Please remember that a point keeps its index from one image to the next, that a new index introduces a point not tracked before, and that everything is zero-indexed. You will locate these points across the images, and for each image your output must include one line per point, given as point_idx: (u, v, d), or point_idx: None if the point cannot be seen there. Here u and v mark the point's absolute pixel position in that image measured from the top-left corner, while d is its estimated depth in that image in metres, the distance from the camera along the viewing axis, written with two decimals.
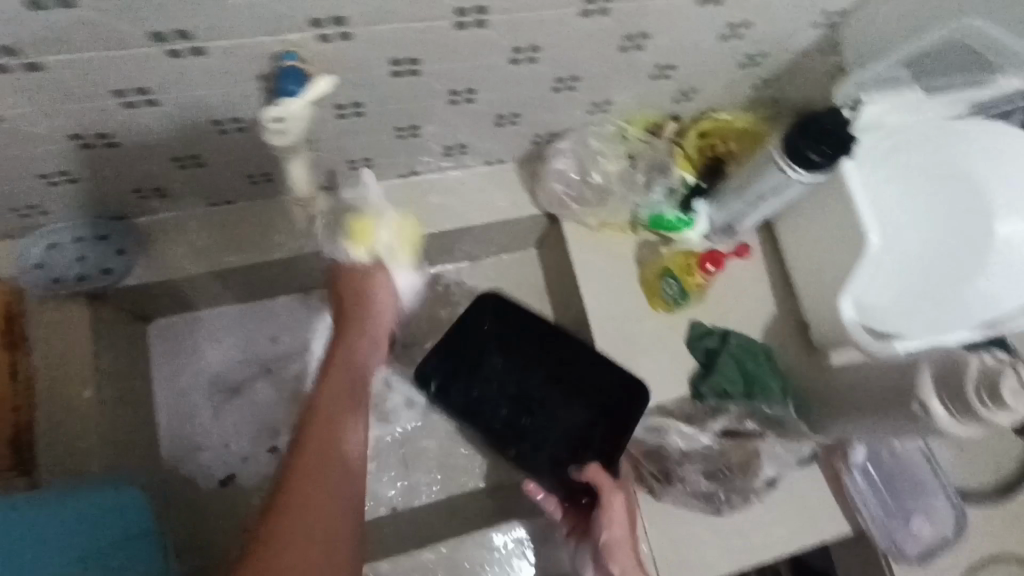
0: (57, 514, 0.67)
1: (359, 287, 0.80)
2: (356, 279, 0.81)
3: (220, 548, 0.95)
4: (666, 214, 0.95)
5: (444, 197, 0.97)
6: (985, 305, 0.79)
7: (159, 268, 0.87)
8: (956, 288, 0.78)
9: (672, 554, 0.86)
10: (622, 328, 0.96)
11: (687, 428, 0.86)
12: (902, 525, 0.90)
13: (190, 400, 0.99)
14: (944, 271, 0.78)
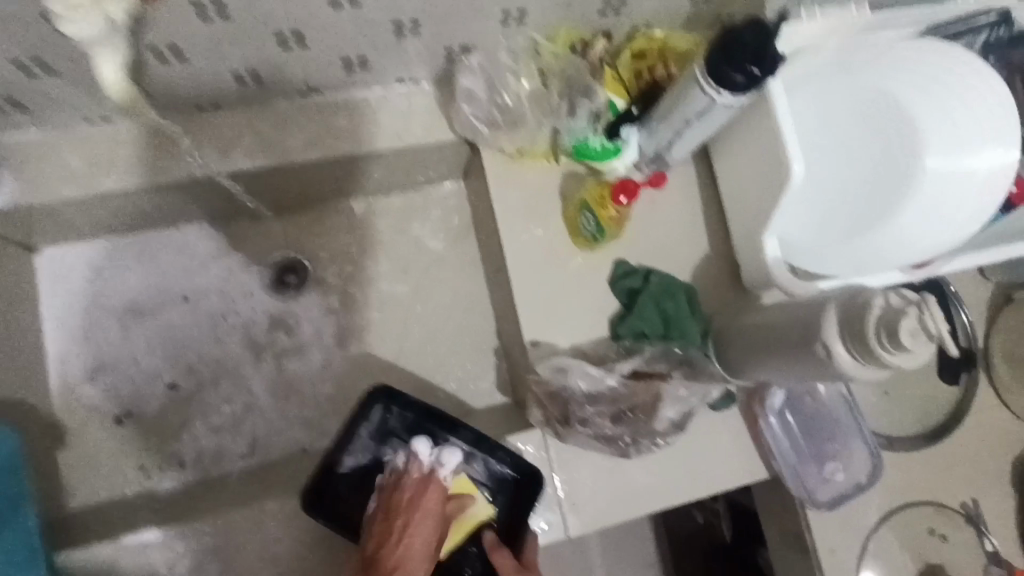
0: None
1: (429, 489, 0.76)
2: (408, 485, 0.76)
3: (113, 488, 0.89)
4: (590, 142, 0.87)
5: (349, 119, 0.89)
6: (901, 246, 0.75)
7: (28, 187, 0.80)
8: (874, 223, 0.74)
9: (583, 496, 0.85)
10: (541, 267, 0.91)
11: (593, 370, 0.81)
12: (816, 471, 0.89)
13: (84, 334, 0.94)
14: (862, 207, 0.74)
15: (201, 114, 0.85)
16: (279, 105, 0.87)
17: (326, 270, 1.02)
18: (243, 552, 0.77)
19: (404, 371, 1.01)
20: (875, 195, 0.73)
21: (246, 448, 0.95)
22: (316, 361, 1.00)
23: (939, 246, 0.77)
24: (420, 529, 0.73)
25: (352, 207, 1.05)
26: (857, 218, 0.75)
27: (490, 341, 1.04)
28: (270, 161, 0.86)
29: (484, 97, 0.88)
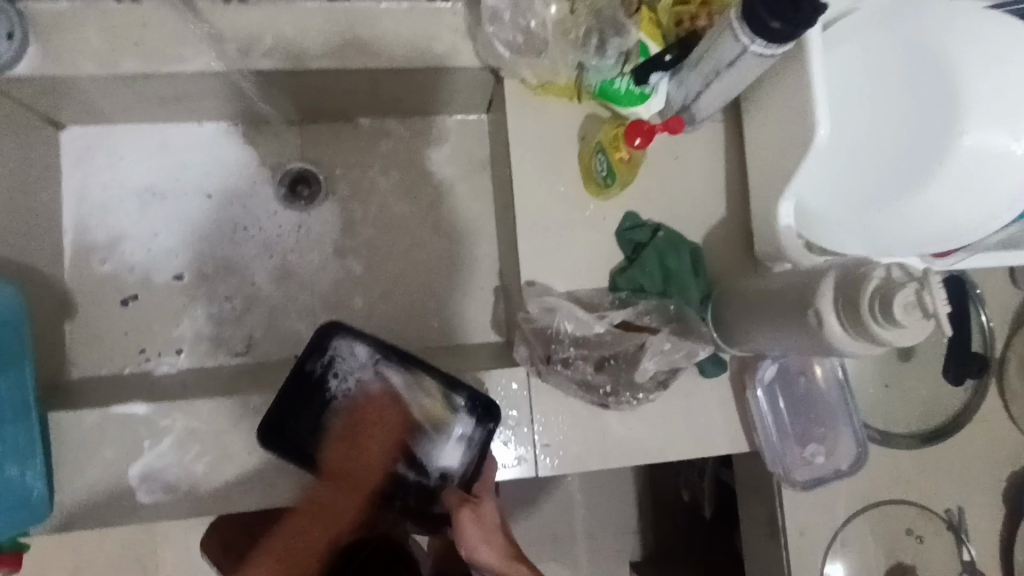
0: None
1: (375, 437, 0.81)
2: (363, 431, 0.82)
3: (114, 364, 0.94)
4: (615, 83, 0.84)
5: (374, 31, 0.87)
6: (920, 225, 0.73)
7: (54, 58, 0.81)
8: (895, 199, 0.71)
9: (557, 437, 0.86)
10: (550, 206, 0.89)
11: (581, 315, 0.79)
12: (797, 450, 0.87)
13: (98, 214, 0.96)
14: (887, 180, 0.71)
15: (228, 7, 0.84)
16: (305, 7, 0.86)
17: (339, 185, 1.03)
18: (223, 438, 0.80)
19: (401, 294, 1.02)
20: (903, 168, 0.70)
21: (242, 346, 0.97)
22: (318, 272, 1.01)
23: (961, 228, 0.74)
24: (378, 441, 0.81)
25: (372, 126, 1.05)
26: (881, 191, 0.72)
27: (491, 277, 1.04)
28: (291, 63, 0.85)
29: (508, 18, 0.86)
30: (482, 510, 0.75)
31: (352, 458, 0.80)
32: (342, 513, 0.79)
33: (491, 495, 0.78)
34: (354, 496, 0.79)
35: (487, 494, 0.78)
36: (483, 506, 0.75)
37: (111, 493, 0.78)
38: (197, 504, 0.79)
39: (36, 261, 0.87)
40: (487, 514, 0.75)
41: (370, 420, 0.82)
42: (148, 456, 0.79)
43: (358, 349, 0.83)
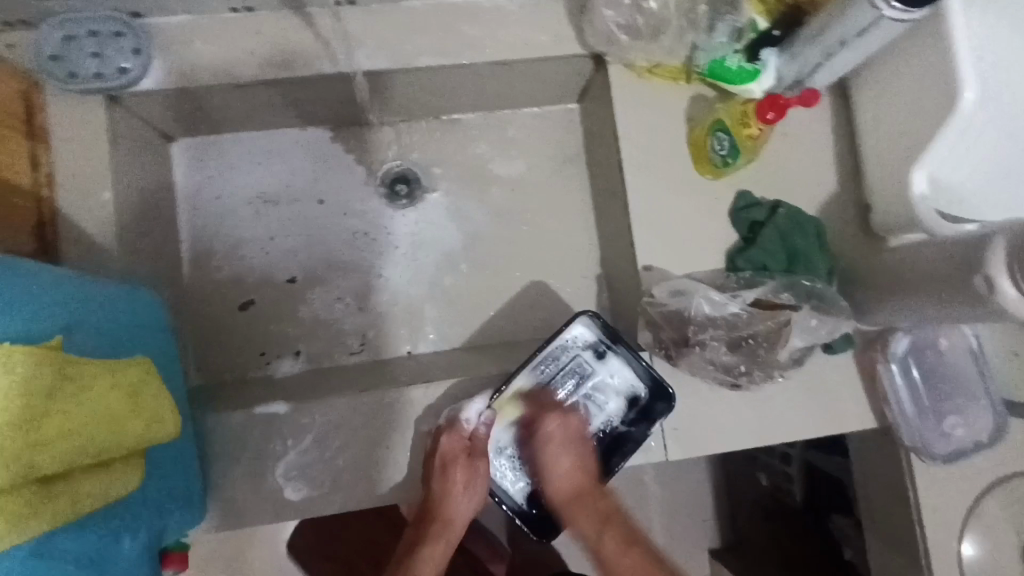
0: (90, 295, 0.66)
1: (458, 453, 0.79)
2: (450, 471, 0.79)
3: (237, 367, 0.96)
4: (729, 63, 0.83)
5: (476, 24, 0.87)
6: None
7: (176, 74, 0.83)
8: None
9: (685, 424, 0.85)
10: (662, 189, 0.88)
11: (717, 296, 0.80)
12: (934, 424, 0.85)
13: (213, 221, 0.99)
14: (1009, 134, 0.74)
15: (336, 10, 0.85)
16: (411, 6, 0.86)
17: (437, 182, 1.04)
18: (359, 434, 0.81)
19: (503, 287, 1.02)
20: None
21: (356, 345, 0.99)
22: (420, 269, 1.02)
23: None
24: (460, 475, 0.79)
25: (465, 121, 1.05)
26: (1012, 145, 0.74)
27: (590, 266, 1.04)
28: (395, 60, 0.86)
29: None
30: (561, 452, 0.81)
31: (442, 490, 0.79)
32: (462, 514, 0.80)
33: (578, 438, 0.82)
34: (476, 490, 0.81)
35: (580, 440, 0.82)
36: (554, 451, 0.81)
37: (260, 491, 0.80)
38: (338, 500, 0.81)
39: (164, 270, 0.90)
40: (566, 462, 0.81)
41: (448, 462, 0.79)
42: (291, 454, 0.80)
43: (461, 416, 0.81)
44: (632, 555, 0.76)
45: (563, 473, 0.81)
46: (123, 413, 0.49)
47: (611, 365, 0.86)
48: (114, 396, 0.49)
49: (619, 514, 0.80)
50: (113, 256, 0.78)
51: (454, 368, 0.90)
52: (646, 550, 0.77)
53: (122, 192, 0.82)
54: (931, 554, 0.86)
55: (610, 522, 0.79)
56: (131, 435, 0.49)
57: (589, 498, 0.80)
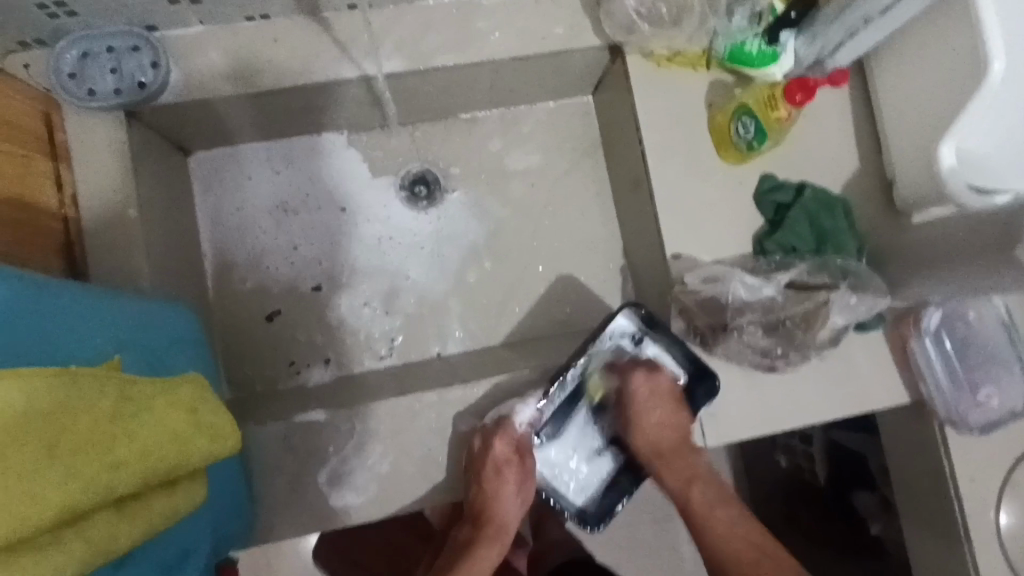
0: (128, 312, 0.66)
1: (507, 453, 0.82)
2: (496, 471, 0.83)
3: (268, 378, 0.96)
4: (748, 46, 0.83)
5: (492, 21, 0.86)
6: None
7: (192, 85, 0.82)
8: None
9: (723, 409, 0.85)
10: (686, 177, 0.88)
11: (750, 279, 0.80)
12: (969, 396, 0.86)
13: (236, 233, 0.99)
14: None
15: (351, 14, 0.85)
16: (426, 5, 0.86)
17: (455, 182, 1.03)
18: (399, 438, 0.81)
19: (527, 284, 1.02)
20: None
21: (384, 349, 0.99)
22: (445, 270, 1.02)
23: None
24: (507, 473, 0.83)
25: (481, 119, 1.04)
26: None
27: (613, 258, 1.04)
28: (413, 61, 0.85)
29: None
30: (653, 406, 0.84)
31: (490, 487, 0.83)
32: (508, 508, 0.85)
33: (669, 397, 0.84)
34: (521, 484, 0.85)
35: (673, 400, 0.84)
36: (648, 408, 0.84)
37: (304, 500, 0.80)
38: (382, 505, 0.81)
39: (190, 286, 0.89)
40: (655, 419, 0.84)
41: (497, 463, 0.82)
42: (332, 462, 0.80)
43: (511, 417, 0.83)
44: (717, 511, 0.83)
45: (659, 424, 0.84)
46: (185, 430, 0.47)
47: (655, 355, 0.86)
48: (175, 413, 0.47)
49: (705, 471, 0.85)
50: (144, 272, 0.78)
51: (486, 367, 0.90)
52: (730, 498, 0.84)
53: (146, 207, 0.81)
54: (972, 526, 0.87)
55: (694, 480, 0.84)
56: (196, 452, 0.48)
57: (677, 454, 0.85)
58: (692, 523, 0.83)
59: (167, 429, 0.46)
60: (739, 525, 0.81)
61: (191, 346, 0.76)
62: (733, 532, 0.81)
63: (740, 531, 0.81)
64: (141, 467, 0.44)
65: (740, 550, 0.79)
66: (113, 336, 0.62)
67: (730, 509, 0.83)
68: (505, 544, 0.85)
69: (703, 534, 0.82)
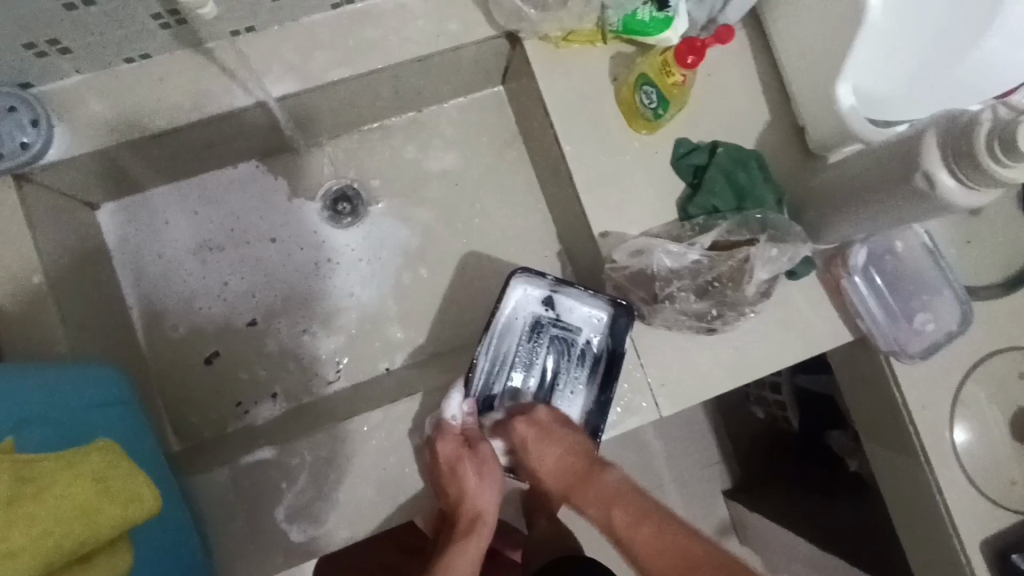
0: (36, 381, 0.63)
1: (453, 447, 0.78)
2: (450, 468, 0.77)
3: (216, 423, 0.94)
4: (638, 15, 0.83)
5: (383, 27, 0.85)
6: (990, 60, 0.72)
7: (82, 138, 0.79)
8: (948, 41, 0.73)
9: (672, 377, 0.86)
10: (601, 154, 0.87)
11: (674, 247, 0.81)
12: (905, 324, 0.88)
13: (161, 279, 0.96)
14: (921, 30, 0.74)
15: (237, 40, 0.82)
16: (312, 19, 0.84)
17: (378, 194, 1.02)
18: (354, 460, 0.81)
19: (466, 284, 1.01)
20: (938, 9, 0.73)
21: (333, 374, 0.97)
22: (381, 283, 1.00)
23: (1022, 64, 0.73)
24: (467, 467, 0.77)
25: (395, 127, 1.03)
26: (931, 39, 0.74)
27: (549, 244, 1.03)
28: (308, 80, 0.83)
29: None
30: (551, 441, 0.76)
31: (452, 488, 0.77)
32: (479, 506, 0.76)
33: (554, 428, 0.77)
34: (488, 474, 0.78)
35: (563, 425, 0.78)
36: (543, 444, 0.76)
37: (267, 540, 0.79)
38: (348, 532, 0.80)
39: (119, 343, 0.87)
40: (553, 452, 0.75)
41: (447, 462, 0.78)
42: (289, 496, 0.79)
43: (445, 416, 0.81)
44: (641, 528, 0.65)
45: (564, 468, 0.74)
46: (92, 500, 0.46)
47: (566, 301, 0.87)
48: (79, 484, 0.46)
49: (620, 488, 0.69)
50: (59, 336, 0.73)
51: (434, 376, 0.89)
52: (655, 511, 0.66)
53: (53, 268, 0.77)
54: (929, 450, 0.88)
55: (610, 502, 0.69)
56: (107, 516, 0.47)
57: (584, 483, 0.72)
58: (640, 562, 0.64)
59: (69, 503, 0.45)
60: (690, 546, 0.62)
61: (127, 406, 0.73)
62: (664, 543, 0.63)
63: (663, 547, 0.63)
64: (46, 549, 0.44)
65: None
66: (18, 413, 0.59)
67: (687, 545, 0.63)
68: (484, 535, 0.74)
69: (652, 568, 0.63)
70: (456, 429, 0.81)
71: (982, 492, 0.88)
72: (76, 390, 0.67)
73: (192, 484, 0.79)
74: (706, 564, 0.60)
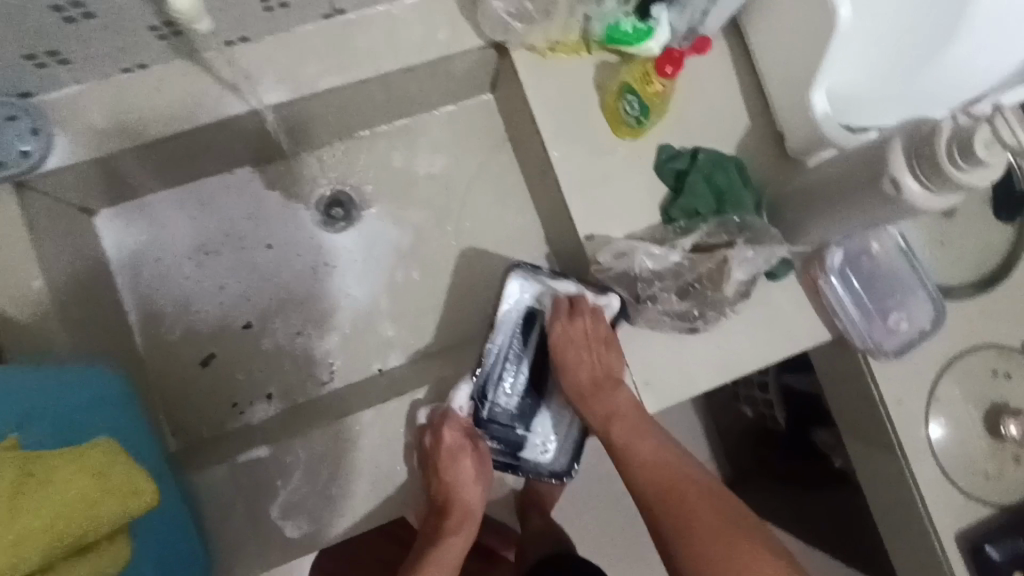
0: (39, 382, 0.65)
1: (458, 439, 0.84)
2: (452, 458, 0.84)
3: (213, 423, 0.96)
4: (622, 25, 0.85)
5: (373, 38, 0.87)
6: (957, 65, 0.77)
7: (81, 146, 0.81)
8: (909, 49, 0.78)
9: (655, 376, 0.89)
10: (586, 159, 0.90)
11: (656, 250, 0.85)
12: (881, 323, 0.91)
13: (158, 282, 0.98)
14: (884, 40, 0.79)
15: (230, 50, 0.85)
16: (305, 30, 0.86)
17: (370, 198, 1.04)
18: (347, 458, 0.83)
19: (458, 286, 1.04)
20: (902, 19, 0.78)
21: (326, 374, 0.99)
22: (374, 285, 1.03)
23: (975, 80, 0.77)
24: (466, 461, 0.85)
25: (386, 133, 1.05)
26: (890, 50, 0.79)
27: (538, 247, 1.05)
28: (302, 90, 0.86)
29: None
30: (582, 355, 0.85)
31: (449, 479, 0.84)
32: (468, 502, 0.86)
33: (595, 340, 0.85)
34: (480, 471, 0.87)
35: (600, 343, 0.85)
36: (574, 352, 0.86)
37: (263, 535, 0.81)
38: (342, 527, 0.82)
39: (117, 345, 0.89)
40: (580, 364, 0.85)
41: (448, 453, 0.84)
42: (285, 493, 0.82)
43: (453, 405, 0.86)
44: (643, 442, 0.81)
45: (591, 378, 0.85)
46: (93, 495, 0.49)
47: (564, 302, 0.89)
48: (81, 479, 0.48)
49: (628, 406, 0.83)
50: (60, 340, 0.75)
51: (426, 376, 0.92)
52: (655, 431, 0.82)
53: (53, 273, 0.78)
54: (904, 444, 0.91)
55: (615, 416, 0.83)
56: (108, 509, 0.49)
57: (601, 393, 0.84)
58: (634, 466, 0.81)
59: (73, 497, 0.48)
60: (680, 462, 0.80)
61: (127, 404, 0.76)
62: (663, 455, 0.80)
63: (658, 461, 0.80)
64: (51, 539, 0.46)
65: (683, 486, 0.78)
66: (23, 413, 0.62)
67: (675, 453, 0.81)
68: (473, 531, 0.85)
69: (644, 474, 0.80)
70: (460, 420, 0.86)
71: (956, 484, 0.91)
72: (76, 390, 0.69)
73: (190, 482, 0.82)
74: (708, 498, 0.76)
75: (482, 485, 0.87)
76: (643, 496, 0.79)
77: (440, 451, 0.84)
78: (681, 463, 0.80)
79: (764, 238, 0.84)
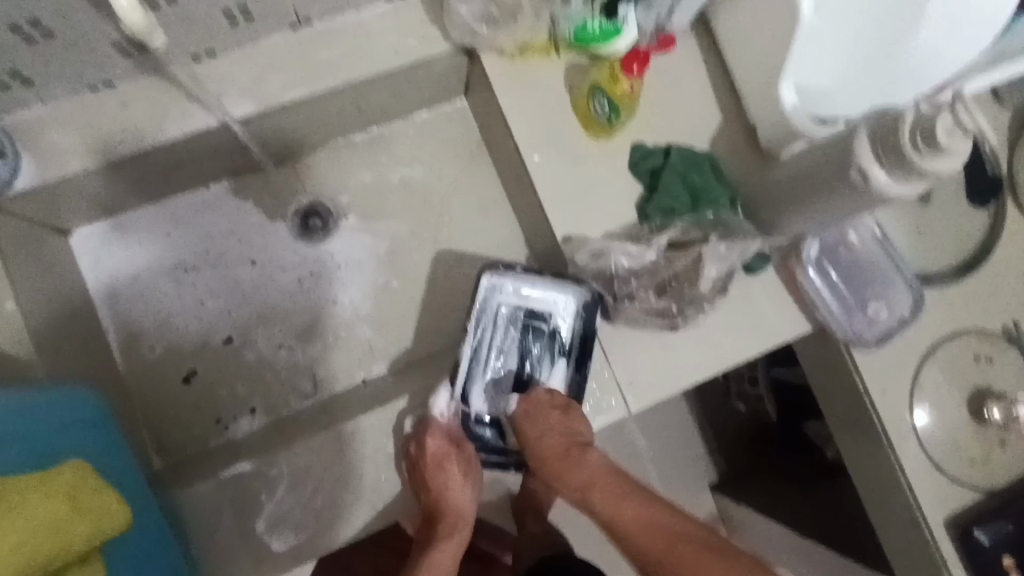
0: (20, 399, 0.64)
1: (442, 447, 0.84)
2: (439, 469, 0.84)
3: (197, 440, 0.96)
4: (590, 25, 0.85)
5: (342, 47, 0.87)
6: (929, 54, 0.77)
7: (49, 166, 0.81)
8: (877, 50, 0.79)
9: (638, 375, 0.88)
10: (560, 160, 0.90)
11: (633, 248, 0.85)
12: (860, 313, 0.91)
13: (137, 301, 0.98)
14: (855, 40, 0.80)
15: (197, 64, 0.84)
16: (273, 41, 0.86)
17: (348, 208, 1.04)
18: (331, 470, 0.82)
19: (439, 292, 1.04)
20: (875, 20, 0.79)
21: (310, 386, 0.99)
22: (354, 295, 1.02)
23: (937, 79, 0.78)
24: (452, 470, 0.84)
25: (361, 142, 1.05)
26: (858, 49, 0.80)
27: (519, 249, 1.05)
28: (272, 102, 0.85)
29: None
30: (545, 423, 0.83)
31: (436, 491, 0.84)
32: (458, 508, 0.85)
33: (553, 408, 0.85)
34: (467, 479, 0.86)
35: (558, 408, 0.85)
36: (536, 424, 0.84)
37: (249, 552, 0.81)
38: (327, 540, 0.82)
39: (95, 365, 0.88)
40: (546, 432, 0.83)
41: (435, 463, 0.83)
42: (268, 508, 0.81)
43: (432, 412, 0.86)
44: (626, 505, 0.77)
45: (561, 450, 0.82)
46: (65, 516, 0.48)
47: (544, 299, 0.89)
48: (52, 502, 0.48)
49: (598, 471, 0.80)
50: (35, 363, 0.75)
51: (408, 384, 0.91)
52: (634, 491, 0.78)
53: (25, 295, 0.77)
54: (890, 432, 0.91)
55: (586, 487, 0.80)
56: (81, 531, 0.49)
57: (572, 458, 0.81)
58: (621, 532, 0.76)
59: (45, 520, 0.47)
60: (667, 518, 0.75)
61: (105, 425, 0.75)
62: (647, 516, 0.75)
63: (642, 524, 0.75)
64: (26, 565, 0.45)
65: (677, 546, 0.72)
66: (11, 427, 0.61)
67: (658, 510, 0.76)
68: (464, 536, 0.84)
69: (630, 539, 0.75)
70: (442, 425, 0.86)
71: (944, 470, 0.91)
72: (53, 410, 0.68)
73: (173, 501, 0.81)
74: (689, 541, 0.72)
75: (470, 496, 0.86)
76: (638, 561, 0.74)
77: (428, 460, 0.83)
78: (666, 519, 0.75)
79: (739, 231, 0.84)
